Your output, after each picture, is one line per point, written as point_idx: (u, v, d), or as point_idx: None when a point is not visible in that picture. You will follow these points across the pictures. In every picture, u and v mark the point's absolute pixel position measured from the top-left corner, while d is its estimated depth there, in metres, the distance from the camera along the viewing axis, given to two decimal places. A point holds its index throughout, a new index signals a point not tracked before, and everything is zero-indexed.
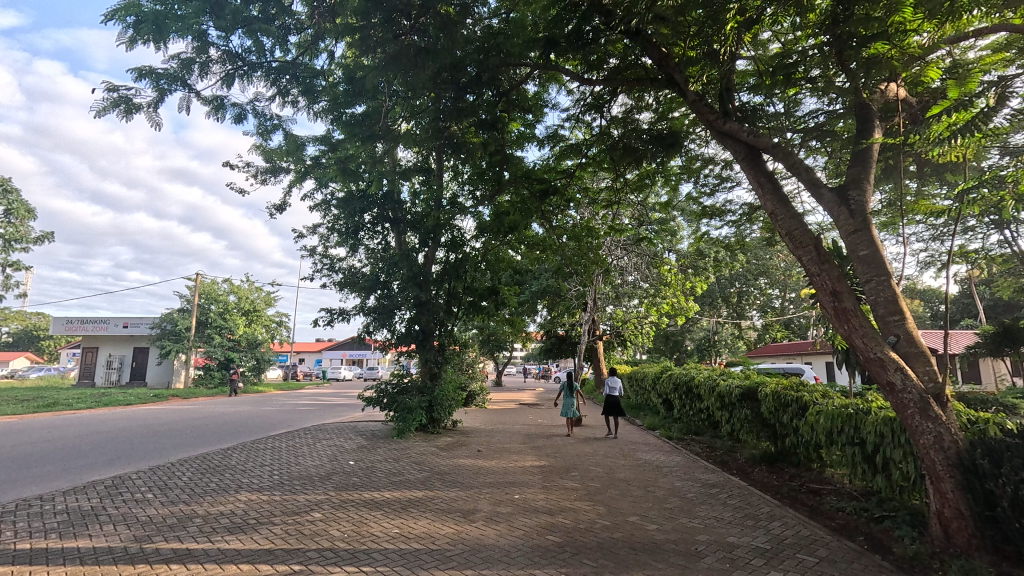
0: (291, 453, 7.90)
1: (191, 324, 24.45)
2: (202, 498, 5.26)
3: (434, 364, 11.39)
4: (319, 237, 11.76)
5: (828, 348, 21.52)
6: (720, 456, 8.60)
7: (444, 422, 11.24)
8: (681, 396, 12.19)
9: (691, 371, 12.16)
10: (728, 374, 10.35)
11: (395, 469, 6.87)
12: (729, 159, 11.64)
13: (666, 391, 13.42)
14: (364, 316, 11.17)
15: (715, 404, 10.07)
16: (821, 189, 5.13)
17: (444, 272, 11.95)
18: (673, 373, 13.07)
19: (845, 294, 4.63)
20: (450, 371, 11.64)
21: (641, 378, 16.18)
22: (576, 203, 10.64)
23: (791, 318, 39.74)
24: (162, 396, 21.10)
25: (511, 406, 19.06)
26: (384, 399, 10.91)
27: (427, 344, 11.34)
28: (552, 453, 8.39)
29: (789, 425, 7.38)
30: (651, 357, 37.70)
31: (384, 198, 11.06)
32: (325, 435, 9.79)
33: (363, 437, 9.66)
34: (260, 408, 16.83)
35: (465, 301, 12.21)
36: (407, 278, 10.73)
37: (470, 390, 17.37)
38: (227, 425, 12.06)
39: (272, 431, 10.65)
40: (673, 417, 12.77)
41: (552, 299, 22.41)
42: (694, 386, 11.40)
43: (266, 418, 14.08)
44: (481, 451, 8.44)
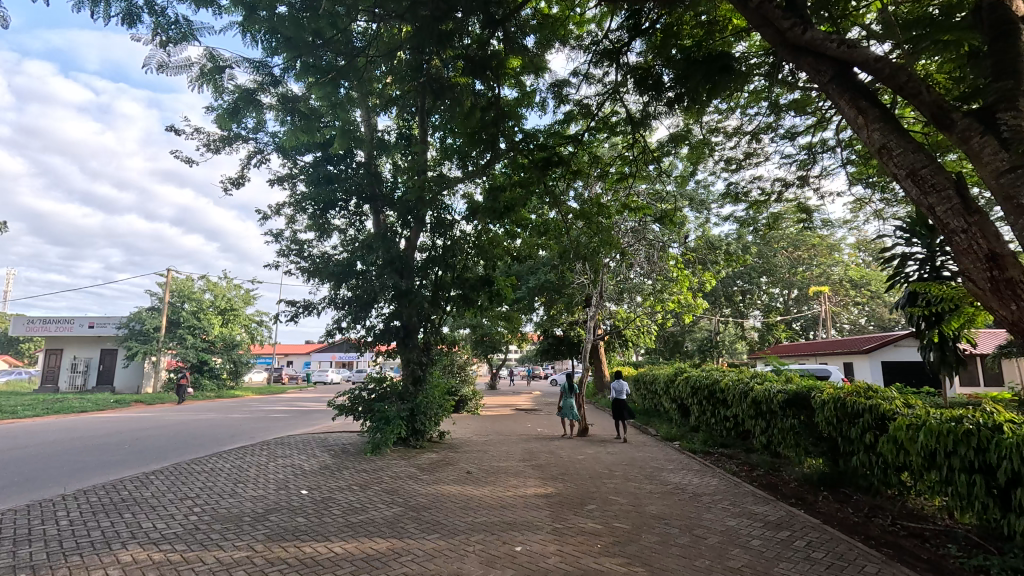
0: (232, 478, 6.29)
1: (161, 324, 22.72)
2: (62, 562, 3.62)
3: (417, 366, 9.83)
4: (285, 217, 10.17)
5: (844, 347, 20.19)
6: (761, 475, 7.11)
7: (429, 435, 9.49)
8: (702, 402, 10.67)
9: (714, 373, 10.63)
10: (762, 376, 8.86)
11: (359, 503, 5.27)
12: (756, 130, 10.18)
13: (683, 396, 11.90)
14: (336, 310, 9.62)
15: (748, 412, 8.57)
16: (951, 116, 3.61)
17: (430, 258, 10.42)
18: (692, 377, 11.54)
19: (1011, 260, 3.09)
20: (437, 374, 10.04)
21: (651, 381, 14.65)
22: (584, 177, 9.13)
23: (794, 318, 38.49)
24: (125, 402, 19.32)
25: (506, 412, 17.49)
26: (359, 408, 9.21)
27: (409, 343, 9.82)
28: (558, 474, 6.82)
29: (858, 441, 5.89)
30: (651, 359, 36.24)
31: (360, 172, 9.48)
32: (284, 451, 8.17)
33: (330, 453, 8.05)
34: (226, 416, 15.10)
35: (454, 294, 10.70)
36: (386, 266, 9.20)
37: (461, 394, 15.79)
38: (177, 438, 10.38)
39: (225, 445, 9.00)
40: (693, 426, 11.23)
41: (549, 297, 20.89)
42: (719, 390, 9.88)
43: (227, 427, 12.38)
44: (472, 473, 6.88)
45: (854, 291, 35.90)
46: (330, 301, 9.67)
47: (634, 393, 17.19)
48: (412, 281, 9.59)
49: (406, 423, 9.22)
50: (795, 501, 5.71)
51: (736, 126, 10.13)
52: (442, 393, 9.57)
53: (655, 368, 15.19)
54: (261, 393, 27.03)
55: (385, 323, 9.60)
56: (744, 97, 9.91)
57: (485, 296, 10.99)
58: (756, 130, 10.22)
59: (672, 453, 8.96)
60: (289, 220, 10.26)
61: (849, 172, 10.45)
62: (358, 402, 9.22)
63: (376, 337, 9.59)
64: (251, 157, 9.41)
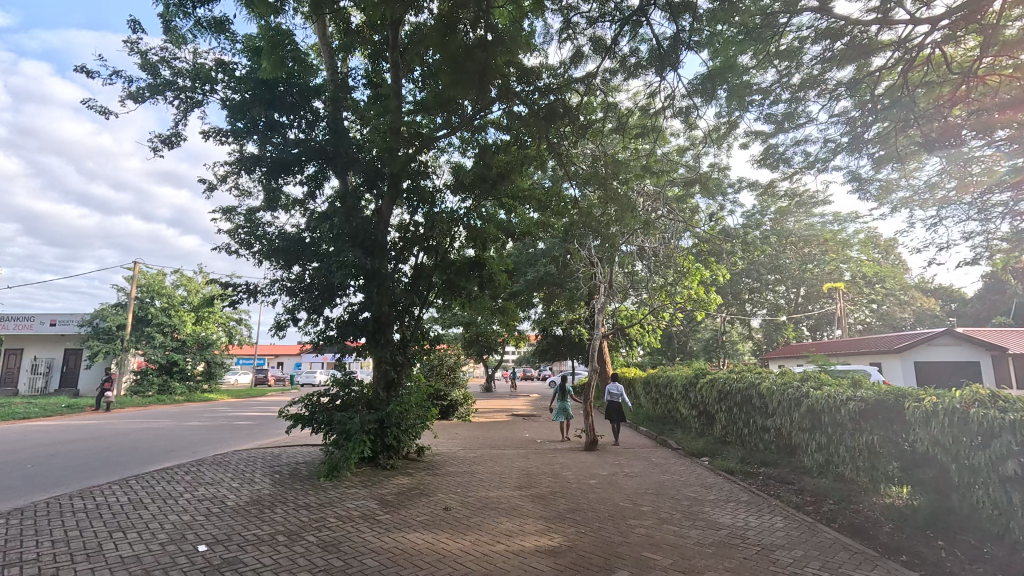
0: (116, 522, 4.53)
1: (126, 322, 20.89)
2: None
3: (392, 367, 8.07)
4: (231, 186, 8.42)
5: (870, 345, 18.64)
6: (834, 509, 5.40)
7: (405, 451, 7.66)
8: (736, 409, 8.98)
9: (749, 374, 8.92)
10: (819, 378, 7.15)
11: (274, 572, 3.52)
12: (799, 84, 8.52)
13: (707, 402, 10.19)
14: (291, 297, 7.86)
15: (805, 423, 6.84)
16: None
17: (408, 237, 8.60)
18: (721, 379, 9.80)
19: None
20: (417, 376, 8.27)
21: (666, 384, 12.96)
22: (597, 133, 7.40)
23: (804, 317, 36.87)
24: (79, 407, 17.47)
25: (502, 418, 15.77)
26: (317, 418, 7.40)
27: (381, 339, 8.06)
28: (569, 511, 5.10)
29: (989, 469, 4.19)
30: (655, 359, 34.60)
31: (319, 128, 7.74)
32: (211, 476, 6.36)
33: (273, 479, 6.28)
34: (182, 423, 13.30)
35: (438, 279, 8.89)
36: (348, 241, 7.40)
37: (448, 398, 14.22)
38: (102, 454, 8.56)
39: (148, 466, 7.20)
40: (725, 439, 9.47)
41: (549, 291, 19.20)
42: (760, 396, 8.17)
43: (175, 437, 10.61)
44: (452, 508, 5.14)
45: (867, 288, 34.35)
46: (284, 285, 7.91)
47: (642, 396, 15.50)
48: (384, 261, 7.85)
49: (375, 439, 7.34)
50: (910, 560, 3.99)
51: (774, 80, 8.49)
52: (421, 399, 7.77)
53: (669, 368, 13.49)
54: (239, 396, 25.20)
55: (351, 313, 7.84)
56: (784, 43, 8.24)
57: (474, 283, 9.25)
58: (797, 83, 8.60)
59: (705, 473, 7.23)
60: (239, 189, 8.52)
61: (906, 136, 8.83)
62: (318, 408, 7.44)
63: (338, 331, 7.80)
64: (188, 110, 7.74)
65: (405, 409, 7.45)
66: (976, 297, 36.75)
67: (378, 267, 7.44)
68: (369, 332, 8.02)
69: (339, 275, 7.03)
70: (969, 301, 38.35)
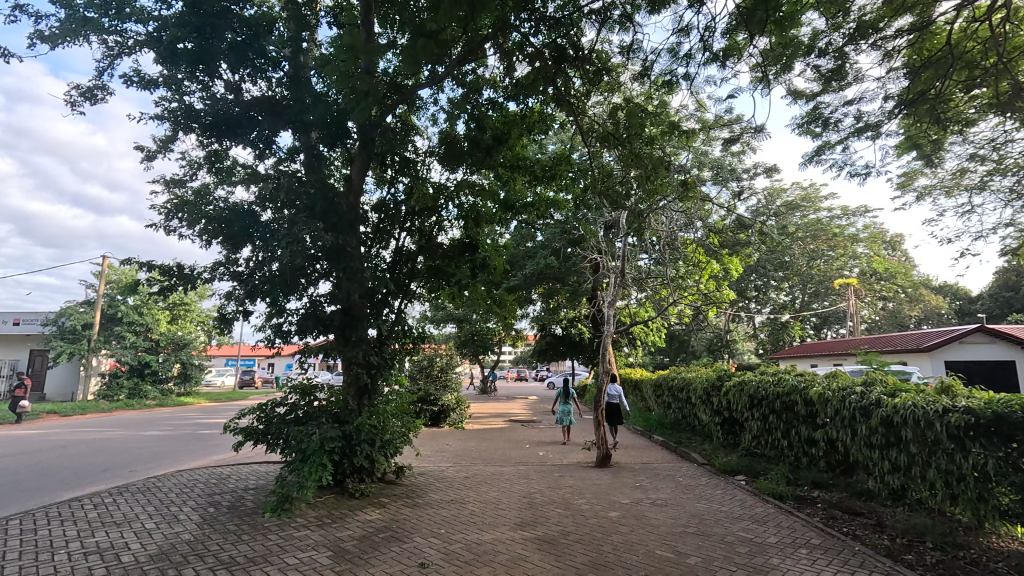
0: None
1: (93, 320, 19.39)
2: None
3: (365, 372, 6.67)
4: (169, 152, 6.93)
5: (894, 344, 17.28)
6: (946, 561, 4.03)
7: (380, 473, 6.26)
8: (773, 417, 7.68)
9: (788, 376, 7.60)
10: (888, 382, 5.83)
11: None
12: (852, 32, 7.15)
13: (734, 408, 8.90)
14: (236, 283, 6.35)
15: (876, 439, 5.50)
16: None
17: (386, 214, 7.20)
18: (752, 380, 8.46)
19: None
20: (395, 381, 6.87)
21: (682, 387, 11.59)
22: (614, 80, 6.04)
23: (810, 315, 35.59)
24: (33, 413, 15.94)
25: (497, 424, 14.39)
26: (269, 434, 5.98)
27: (351, 336, 6.66)
28: (591, 569, 3.73)
29: None
30: (656, 359, 33.33)
31: (277, 79, 6.37)
32: (123, 512, 4.93)
33: (203, 515, 4.88)
34: (138, 433, 11.82)
35: (423, 266, 7.49)
36: (308, 215, 5.96)
37: (439, 402, 12.94)
38: (15, 474, 7.09)
39: (56, 496, 5.76)
40: (761, 453, 8.13)
41: (549, 287, 17.81)
42: (807, 403, 6.87)
43: (120, 451, 9.16)
44: (431, 565, 3.77)
45: (876, 286, 33.11)
46: (229, 270, 6.42)
47: (652, 400, 14.19)
48: (354, 242, 6.47)
49: (342, 459, 5.93)
50: None
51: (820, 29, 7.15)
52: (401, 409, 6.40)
53: (684, 369, 12.19)
54: (217, 399, 23.67)
55: (314, 305, 6.44)
56: None
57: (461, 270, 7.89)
58: (845, 32, 7.26)
59: (749, 499, 5.87)
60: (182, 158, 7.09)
61: (975, 96, 7.46)
62: (276, 417, 6.09)
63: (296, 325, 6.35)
64: (116, 58, 6.34)
65: (381, 422, 6.08)
66: (987, 295, 35.52)
67: (347, 248, 6.03)
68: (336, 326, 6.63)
69: (292, 254, 5.61)
70: (978, 298, 37.13)
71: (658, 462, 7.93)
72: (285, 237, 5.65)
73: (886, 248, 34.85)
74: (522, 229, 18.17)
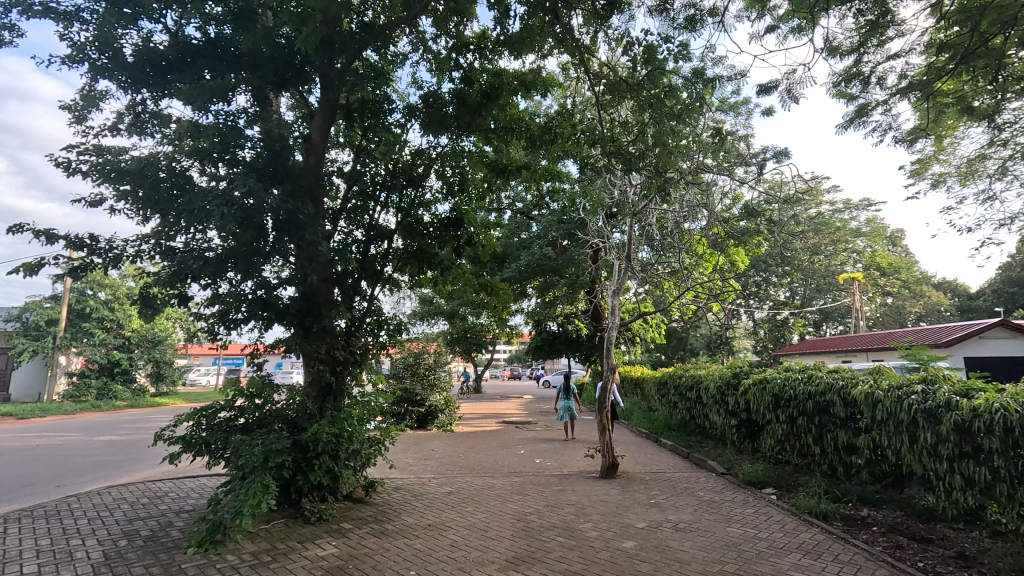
0: None
1: (59, 317, 18.19)
2: None
3: (327, 370, 5.61)
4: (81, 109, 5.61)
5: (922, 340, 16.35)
6: None
7: (343, 491, 5.17)
8: (803, 419, 6.73)
9: (821, 374, 6.62)
10: (956, 378, 4.86)
11: None
12: None
13: (753, 408, 7.96)
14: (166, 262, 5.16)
15: (948, 448, 4.50)
16: None
17: (357, 184, 6.17)
18: (774, 379, 7.50)
19: None
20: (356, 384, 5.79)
21: (691, 387, 10.63)
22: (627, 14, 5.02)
23: (811, 312, 34.79)
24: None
25: (490, 426, 13.38)
26: (207, 445, 4.90)
27: (311, 326, 5.60)
28: None
29: None
30: (654, 357, 32.46)
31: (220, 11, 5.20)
32: (5, 549, 3.85)
33: (107, 553, 3.81)
34: (93, 438, 10.70)
35: (401, 246, 6.50)
36: (256, 176, 4.82)
37: (427, 403, 11.94)
38: None
39: None
40: (790, 461, 7.13)
41: (545, 280, 16.79)
42: (849, 403, 5.91)
43: (60, 461, 8.06)
44: None
45: (879, 281, 32.33)
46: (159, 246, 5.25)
47: (655, 399, 13.24)
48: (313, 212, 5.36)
49: (293, 479, 4.82)
50: None
51: None
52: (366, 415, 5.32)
53: (692, 367, 11.25)
54: (196, 399, 22.51)
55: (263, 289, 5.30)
56: None
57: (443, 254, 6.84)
58: None
59: (789, 522, 4.89)
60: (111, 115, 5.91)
61: None
62: (220, 422, 5.03)
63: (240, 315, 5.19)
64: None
65: (344, 430, 5.02)
66: (990, 290, 34.83)
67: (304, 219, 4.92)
68: (293, 315, 5.54)
69: (229, 221, 4.47)
70: (979, 295, 36.47)
71: (672, 472, 6.95)
72: (223, 201, 4.52)
73: (889, 244, 34.08)
74: (516, 218, 17.14)
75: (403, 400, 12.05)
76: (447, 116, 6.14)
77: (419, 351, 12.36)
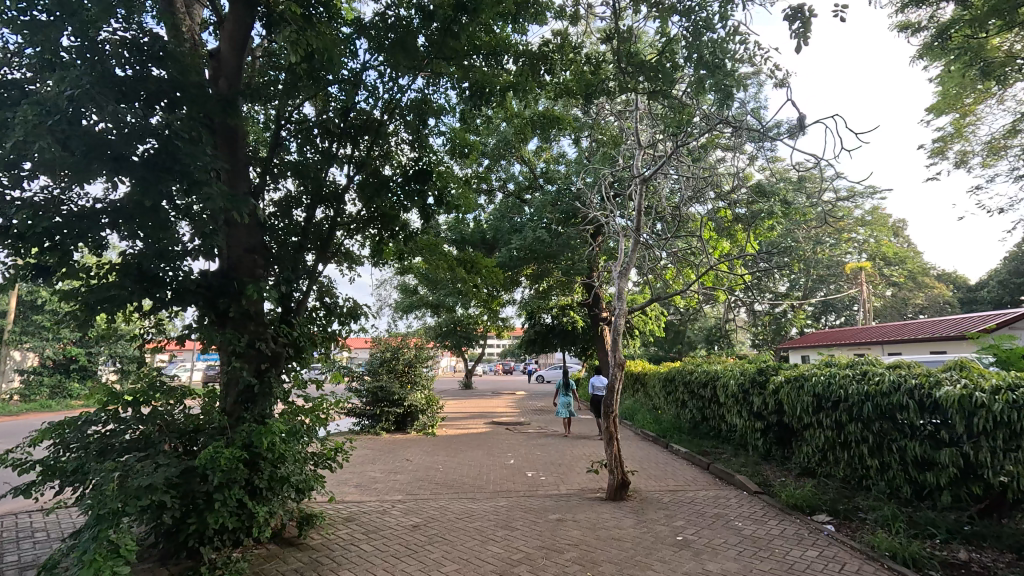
0: None
1: (7, 309, 16.61)
2: None
3: (244, 369, 4.11)
4: None
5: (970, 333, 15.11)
6: None
7: (259, 534, 3.77)
8: (855, 422, 5.49)
9: (880, 369, 5.37)
10: None
11: None
12: None
13: (785, 409, 6.73)
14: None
15: None
16: None
17: (301, 127, 4.86)
18: (813, 376, 6.23)
19: None
20: (279, 385, 4.26)
21: (705, 384, 9.35)
22: None
23: (813, 303, 33.74)
24: None
25: (478, 427, 12.08)
26: (62, 475, 3.48)
27: (225, 308, 4.16)
28: None
29: None
30: (651, 352, 31.28)
31: None
32: None
33: None
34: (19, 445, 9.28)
35: (359, 208, 5.18)
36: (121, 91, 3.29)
37: (405, 403, 10.62)
38: None
39: None
40: (836, 475, 5.88)
41: (538, 269, 15.45)
42: (925, 403, 4.67)
43: None
44: None
45: (884, 273, 31.27)
46: None
47: (660, 397, 12.00)
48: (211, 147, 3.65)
49: (182, 523, 3.39)
50: None
51: None
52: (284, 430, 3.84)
53: (704, 362, 10.01)
54: None
55: (138, 259, 3.67)
56: None
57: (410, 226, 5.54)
58: None
59: (870, 574, 3.60)
60: None
61: None
62: (90, 441, 3.60)
63: (109, 303, 3.64)
64: None
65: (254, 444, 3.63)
66: (995, 281, 33.90)
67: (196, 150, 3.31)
68: (201, 300, 4.06)
69: (41, 140, 2.83)
70: (982, 287, 35.56)
71: (696, 493, 5.62)
72: (49, 109, 2.95)
73: (893, 234, 33.00)
74: (507, 202, 15.76)
75: (379, 400, 10.69)
76: (419, 54, 4.82)
77: (397, 345, 10.99)
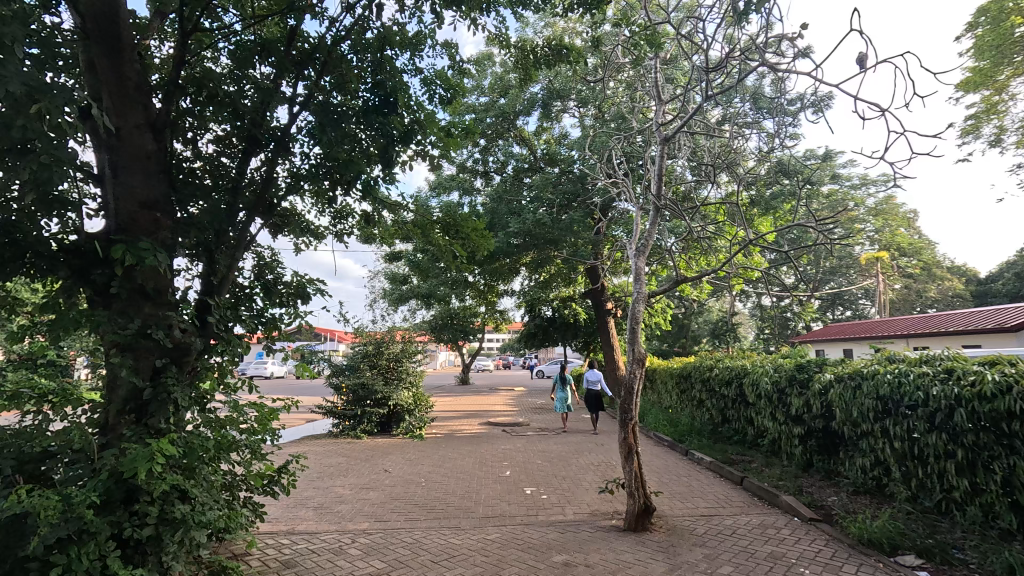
0: None
1: None
2: None
3: (129, 367, 2.94)
4: None
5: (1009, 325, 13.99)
6: None
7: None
8: (942, 433, 4.34)
9: (972, 367, 4.24)
10: None
11: None
12: None
13: (837, 413, 5.58)
14: None
15: None
16: None
17: (236, 56, 3.76)
18: (873, 374, 5.10)
19: None
20: (185, 390, 3.05)
21: (729, 381, 8.22)
22: None
23: (822, 296, 32.59)
24: None
25: (472, 427, 10.98)
26: None
27: (101, 282, 2.98)
28: None
29: None
30: (655, 346, 30.15)
31: None
32: None
33: None
34: None
35: (311, 162, 3.96)
36: None
37: (391, 402, 9.52)
38: None
39: None
40: (903, 495, 4.79)
41: (537, 258, 14.32)
42: None
43: None
44: None
45: (898, 264, 30.07)
46: None
47: (672, 395, 10.90)
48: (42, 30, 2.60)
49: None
50: None
51: None
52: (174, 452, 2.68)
53: (725, 357, 8.90)
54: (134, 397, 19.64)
55: None
56: None
57: (381, 182, 4.20)
58: None
59: None
60: None
61: None
62: None
63: None
64: None
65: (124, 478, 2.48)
66: (1011, 273, 32.75)
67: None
68: (64, 267, 2.85)
69: None
70: (996, 278, 34.44)
71: (734, 520, 4.51)
72: None
73: (907, 224, 31.73)
74: (504, 184, 14.57)
75: (361, 399, 9.58)
76: None
77: (382, 338, 9.86)
